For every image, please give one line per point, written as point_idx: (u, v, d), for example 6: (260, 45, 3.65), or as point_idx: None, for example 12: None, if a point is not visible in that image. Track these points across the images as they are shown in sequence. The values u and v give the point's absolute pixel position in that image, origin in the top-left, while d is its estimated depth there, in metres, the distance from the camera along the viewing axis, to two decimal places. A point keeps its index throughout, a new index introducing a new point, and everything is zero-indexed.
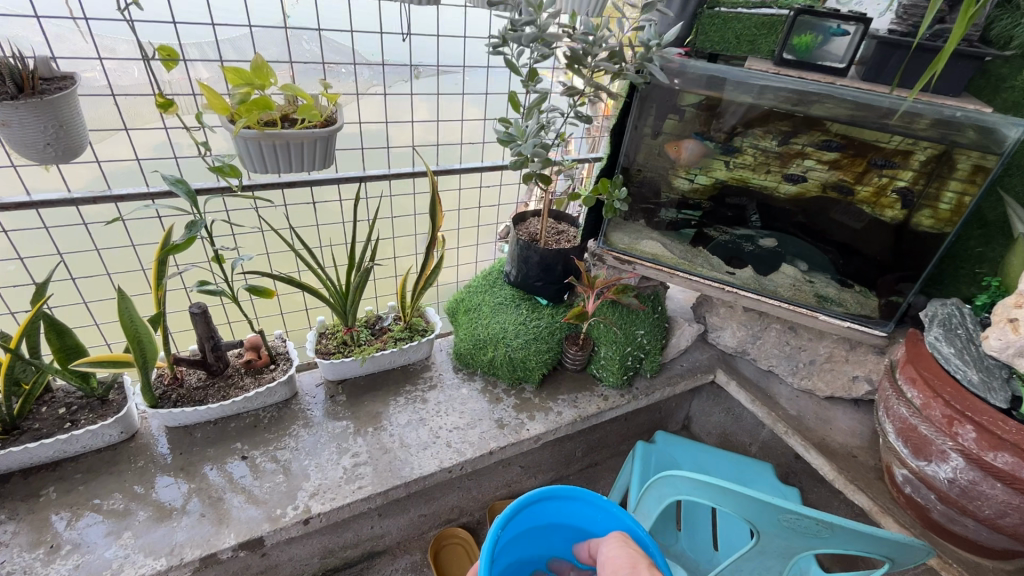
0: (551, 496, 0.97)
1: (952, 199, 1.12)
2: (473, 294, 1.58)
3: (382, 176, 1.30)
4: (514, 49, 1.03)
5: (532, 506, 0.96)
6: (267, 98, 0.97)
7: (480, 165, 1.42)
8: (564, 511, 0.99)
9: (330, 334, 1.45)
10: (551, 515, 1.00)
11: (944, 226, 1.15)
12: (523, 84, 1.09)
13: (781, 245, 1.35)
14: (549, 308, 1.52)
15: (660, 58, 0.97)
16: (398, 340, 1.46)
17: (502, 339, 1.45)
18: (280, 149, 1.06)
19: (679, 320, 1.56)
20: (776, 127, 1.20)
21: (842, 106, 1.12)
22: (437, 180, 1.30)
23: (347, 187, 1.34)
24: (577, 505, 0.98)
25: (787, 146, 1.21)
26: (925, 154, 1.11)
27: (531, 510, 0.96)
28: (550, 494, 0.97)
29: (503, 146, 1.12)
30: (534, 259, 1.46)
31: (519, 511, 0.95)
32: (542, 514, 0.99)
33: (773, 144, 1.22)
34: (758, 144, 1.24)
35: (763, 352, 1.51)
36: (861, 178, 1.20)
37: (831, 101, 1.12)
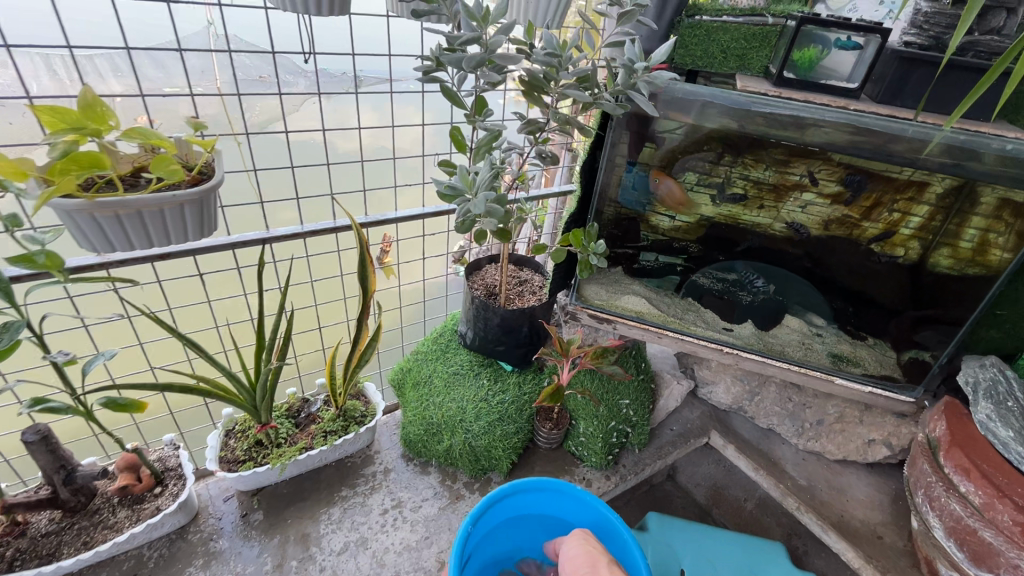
0: (525, 486, 0.96)
1: (974, 236, 0.96)
2: (422, 362, 1.31)
3: (293, 234, 1.01)
4: (453, 74, 0.77)
5: (508, 496, 0.96)
6: (98, 152, 0.68)
7: (421, 212, 1.16)
8: (540, 502, 0.99)
9: (239, 433, 1.14)
10: (528, 504, 1.00)
11: (965, 267, 0.98)
12: (468, 120, 0.84)
13: (782, 292, 1.15)
14: (515, 376, 1.27)
15: (647, 85, 0.73)
16: (329, 433, 1.16)
17: (460, 421, 1.18)
18: (129, 224, 0.74)
19: (665, 377, 1.35)
20: (772, 156, 1.00)
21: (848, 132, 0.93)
22: (364, 236, 1.02)
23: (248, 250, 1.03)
24: (550, 493, 0.98)
25: (782, 173, 1.02)
26: (942, 186, 0.93)
27: (505, 501, 0.96)
28: (525, 484, 0.97)
29: (446, 201, 0.84)
30: (494, 321, 1.20)
31: (491, 504, 0.93)
32: (518, 504, 0.98)
33: (766, 173, 1.03)
34: (748, 174, 1.04)
35: (762, 409, 1.31)
36: (869, 214, 1.02)
37: (837, 127, 0.92)
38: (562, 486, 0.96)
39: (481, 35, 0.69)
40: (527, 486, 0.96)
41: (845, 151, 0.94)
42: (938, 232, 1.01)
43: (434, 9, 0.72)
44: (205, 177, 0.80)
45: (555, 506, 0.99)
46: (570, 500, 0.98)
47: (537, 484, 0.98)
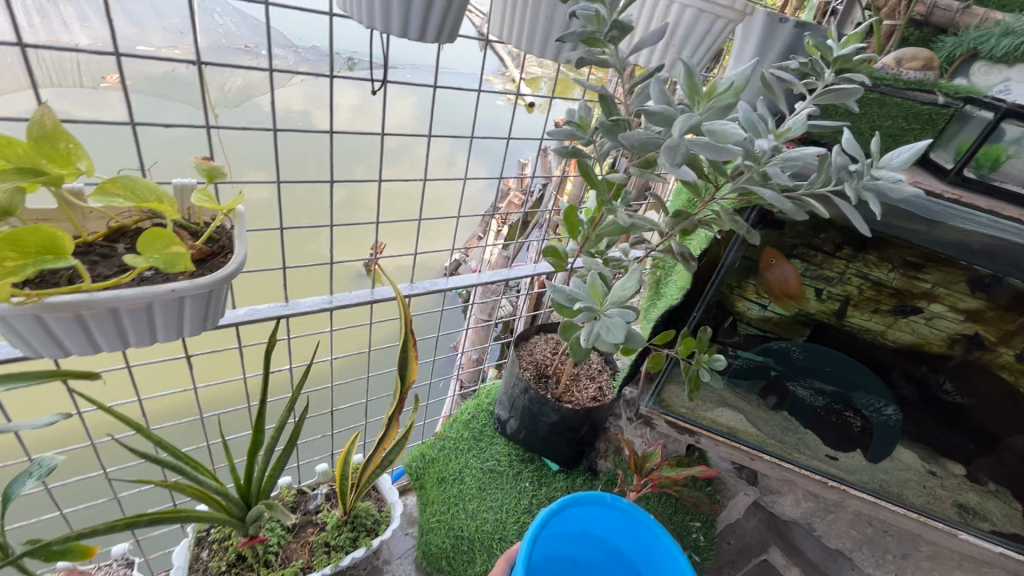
0: (605, 505, 0.81)
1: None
2: (449, 451, 1.07)
3: (318, 309, 0.76)
4: (604, 149, 0.55)
5: (582, 510, 0.80)
6: (56, 229, 0.42)
7: (478, 280, 0.92)
8: (623, 538, 0.81)
9: (216, 544, 0.88)
10: (599, 532, 0.82)
11: None
12: (598, 203, 0.61)
13: (893, 426, 0.97)
14: (564, 478, 1.05)
15: (879, 205, 0.52)
16: (333, 549, 0.92)
17: (498, 539, 0.96)
18: (97, 323, 0.48)
19: (728, 484, 1.16)
20: (902, 255, 0.83)
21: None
22: (415, 319, 0.77)
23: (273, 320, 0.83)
24: (630, 524, 0.80)
25: (913, 280, 0.85)
26: None
27: (576, 517, 0.80)
28: (608, 503, 0.80)
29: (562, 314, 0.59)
30: (552, 420, 0.98)
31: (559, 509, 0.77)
32: (590, 530, 0.81)
33: (894, 275, 0.85)
34: (868, 273, 0.87)
35: (834, 530, 1.15)
36: (1014, 340, 0.84)
37: (1015, 246, 0.74)
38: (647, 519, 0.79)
39: (699, 118, 0.43)
40: (608, 506, 0.80)
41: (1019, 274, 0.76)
42: None
43: (595, 58, 0.50)
44: (215, 249, 0.55)
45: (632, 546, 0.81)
46: (649, 542, 0.79)
47: (611, 505, 0.80)
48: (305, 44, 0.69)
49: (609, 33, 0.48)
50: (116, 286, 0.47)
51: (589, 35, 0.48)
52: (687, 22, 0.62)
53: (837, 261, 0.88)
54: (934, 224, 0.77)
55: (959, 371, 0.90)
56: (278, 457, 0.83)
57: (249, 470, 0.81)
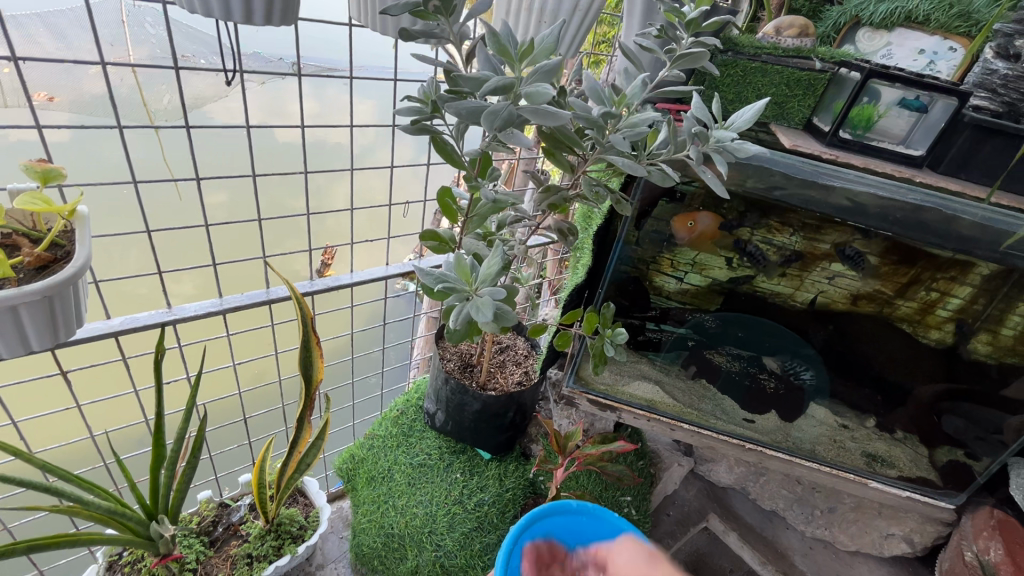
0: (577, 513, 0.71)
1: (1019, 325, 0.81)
2: (378, 450, 1.06)
3: (205, 313, 0.73)
4: (453, 124, 0.55)
5: (549, 519, 0.70)
6: None
7: (384, 273, 0.90)
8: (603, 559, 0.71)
9: (128, 567, 0.85)
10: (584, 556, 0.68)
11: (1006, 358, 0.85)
12: (466, 183, 0.61)
13: (818, 387, 1.00)
14: (495, 466, 1.05)
15: (723, 164, 0.52)
16: (256, 559, 0.89)
17: (428, 533, 0.95)
18: None
19: (662, 457, 1.17)
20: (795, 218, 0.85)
21: (899, 206, 0.78)
22: (308, 315, 0.75)
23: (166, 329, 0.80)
24: (618, 539, 0.69)
25: (809, 242, 0.87)
26: (992, 270, 0.79)
27: (545, 532, 0.69)
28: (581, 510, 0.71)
29: (437, 298, 0.59)
30: (474, 408, 0.97)
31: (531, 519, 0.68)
32: (570, 553, 0.68)
33: (790, 238, 0.87)
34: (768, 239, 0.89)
35: (766, 492, 1.18)
36: (903, 291, 0.87)
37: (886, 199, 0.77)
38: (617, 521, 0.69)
39: (515, 82, 0.44)
40: (580, 513, 0.71)
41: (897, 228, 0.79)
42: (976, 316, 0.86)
43: (430, 31, 0.49)
44: (57, 255, 0.53)
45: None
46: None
47: (588, 514, 0.71)
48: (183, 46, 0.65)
49: (432, 4, 0.47)
50: None
51: (416, 7, 0.47)
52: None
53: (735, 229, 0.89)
54: (815, 184, 0.80)
55: (860, 327, 0.94)
56: (183, 470, 0.80)
57: (151, 487, 0.78)
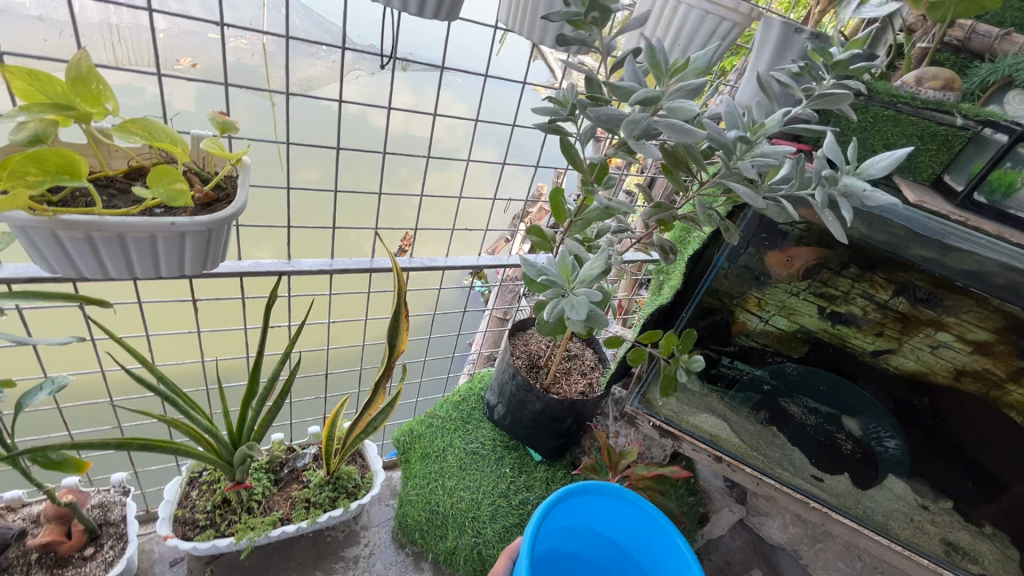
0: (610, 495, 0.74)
1: None
2: (436, 429, 1.10)
3: (317, 271, 0.80)
4: (583, 129, 0.57)
5: (585, 497, 0.73)
6: (75, 153, 0.47)
7: (475, 262, 0.94)
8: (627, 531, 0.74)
9: (206, 485, 0.94)
10: (600, 520, 0.75)
11: None
12: (580, 188, 0.64)
13: (900, 460, 0.94)
14: (544, 469, 1.06)
15: (850, 208, 0.52)
16: (312, 505, 0.96)
17: (471, 519, 0.98)
18: (106, 245, 0.53)
19: (714, 498, 1.15)
20: (907, 277, 0.81)
21: None
22: (405, 290, 0.81)
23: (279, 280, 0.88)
24: (635, 517, 0.73)
25: (918, 304, 0.82)
26: None
27: (586, 504, 0.73)
28: (614, 493, 0.74)
29: (534, 290, 0.62)
30: (536, 408, 0.99)
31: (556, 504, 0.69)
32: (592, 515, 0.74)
33: (898, 297, 0.83)
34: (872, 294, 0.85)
35: (819, 560, 1.11)
36: (1016, 377, 0.80)
37: (1016, 273, 0.71)
38: (660, 518, 0.71)
39: (660, 96, 0.46)
40: (612, 495, 0.73)
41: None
42: None
43: (581, 39, 0.52)
44: (220, 195, 0.60)
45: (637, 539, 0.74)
46: (654, 542, 0.73)
47: (620, 497, 0.74)
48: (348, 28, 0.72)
49: (590, 15, 0.50)
50: (126, 215, 0.52)
51: (574, 16, 0.50)
52: (692, 23, 0.66)
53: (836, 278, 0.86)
54: (936, 243, 0.76)
55: (960, 406, 0.87)
56: (269, 409, 0.88)
57: (240, 417, 0.86)
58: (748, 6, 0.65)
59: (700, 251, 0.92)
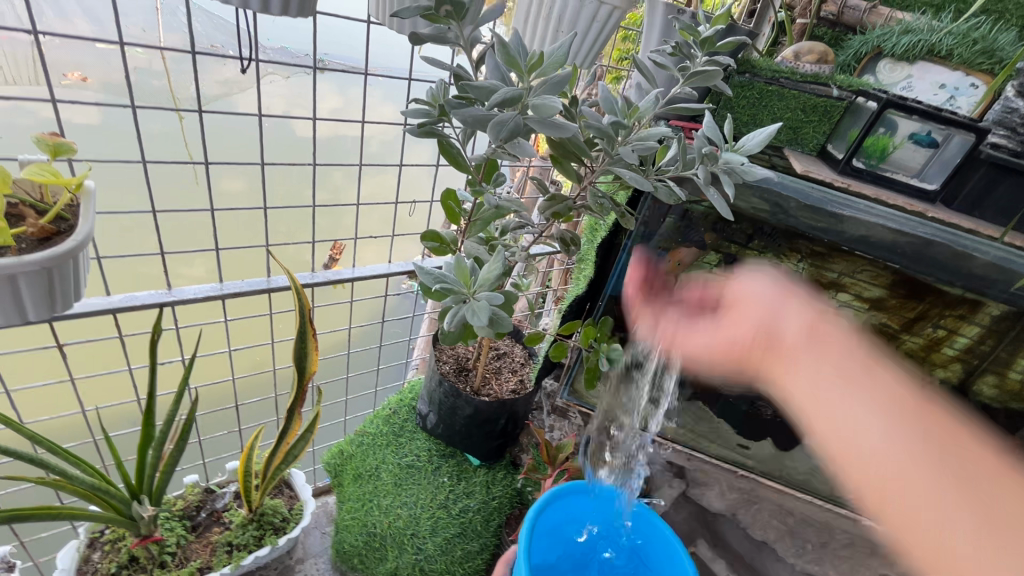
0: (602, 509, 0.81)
1: None
2: (366, 448, 1.05)
3: (205, 298, 0.74)
4: (460, 128, 0.54)
5: (572, 497, 0.80)
6: None
7: (386, 270, 0.90)
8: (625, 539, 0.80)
9: (109, 546, 0.84)
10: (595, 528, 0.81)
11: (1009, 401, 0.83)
12: (470, 187, 0.61)
13: None
14: (483, 472, 1.04)
15: (731, 185, 0.52)
16: (236, 548, 0.89)
17: (410, 535, 0.94)
18: None
19: (654, 476, 1.17)
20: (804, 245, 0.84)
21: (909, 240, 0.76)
22: (307, 308, 0.76)
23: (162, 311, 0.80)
24: (615, 513, 0.81)
25: (817, 269, 0.86)
26: (1000, 310, 0.78)
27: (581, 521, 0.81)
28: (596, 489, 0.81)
29: (433, 299, 0.59)
30: (466, 413, 0.96)
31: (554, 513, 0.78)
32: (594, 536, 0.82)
33: (797, 265, 0.87)
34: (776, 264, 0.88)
35: (757, 521, 1.16)
36: (909, 326, 0.86)
37: (895, 232, 0.76)
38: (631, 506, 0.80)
39: (523, 94, 0.44)
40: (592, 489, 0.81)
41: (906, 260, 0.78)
42: (981, 356, 0.85)
43: (440, 35, 0.49)
44: (60, 228, 0.53)
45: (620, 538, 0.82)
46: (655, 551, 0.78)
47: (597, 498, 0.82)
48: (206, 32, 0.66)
49: (443, 8, 0.47)
50: None
51: (427, 11, 0.47)
52: (571, 10, 0.65)
53: (741, 252, 0.89)
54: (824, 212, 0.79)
55: None
56: (171, 453, 0.80)
57: (136, 467, 0.78)
58: None
59: (610, 238, 0.92)
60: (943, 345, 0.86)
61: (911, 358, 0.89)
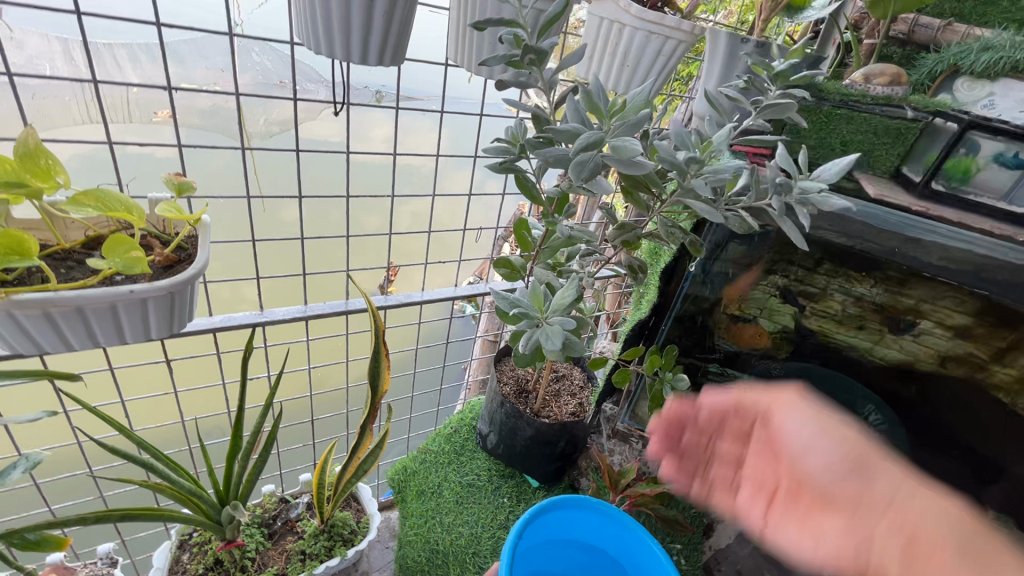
0: (593, 509, 0.75)
1: None
2: (429, 466, 1.08)
3: (293, 318, 0.80)
4: (537, 162, 0.58)
5: (566, 510, 0.74)
6: (23, 232, 0.47)
7: (453, 293, 0.94)
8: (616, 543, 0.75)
9: (196, 549, 0.91)
10: (580, 533, 0.77)
11: None
12: (542, 217, 0.64)
13: (897, 451, 0.93)
14: (542, 495, 1.04)
15: (809, 215, 0.52)
16: (308, 557, 0.93)
17: (472, 555, 0.95)
18: (64, 321, 0.52)
19: (717, 507, 1.13)
20: (879, 271, 0.82)
21: (999, 265, 0.73)
22: (383, 327, 0.81)
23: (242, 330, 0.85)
24: (613, 528, 0.75)
25: (897, 297, 0.83)
26: None
27: (570, 520, 0.75)
28: (597, 508, 0.75)
29: (506, 325, 0.61)
30: (526, 434, 0.98)
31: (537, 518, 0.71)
32: (584, 535, 0.77)
33: (874, 292, 0.84)
34: (851, 290, 0.86)
35: None
36: (1002, 357, 0.81)
37: (983, 256, 0.72)
38: (631, 526, 0.73)
39: (604, 136, 0.47)
40: (595, 510, 0.75)
41: (996, 286, 0.74)
42: None
43: (522, 78, 0.53)
44: (180, 256, 0.60)
45: (608, 545, 0.76)
46: (635, 555, 0.74)
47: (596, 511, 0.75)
48: (306, 79, 0.74)
49: (527, 56, 0.51)
50: (82, 288, 0.52)
51: (511, 57, 0.51)
52: (638, 45, 0.69)
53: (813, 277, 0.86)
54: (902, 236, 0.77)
55: (947, 391, 0.88)
56: (255, 462, 0.86)
57: (225, 473, 0.84)
58: (690, 24, 0.68)
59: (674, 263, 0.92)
60: None
61: (1005, 391, 0.84)
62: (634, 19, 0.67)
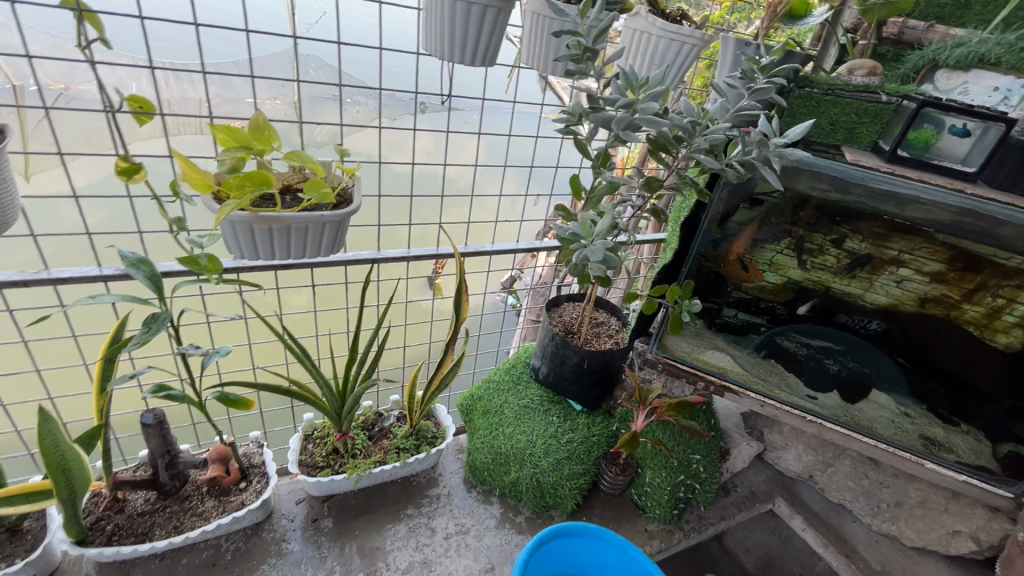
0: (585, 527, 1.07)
1: None
2: (493, 393, 1.33)
3: (401, 257, 1.07)
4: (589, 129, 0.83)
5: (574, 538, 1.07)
6: (268, 172, 0.74)
7: (516, 247, 1.20)
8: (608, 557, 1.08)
9: (318, 439, 1.19)
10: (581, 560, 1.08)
11: None
12: (591, 171, 0.89)
13: (885, 379, 1.12)
14: (583, 415, 1.28)
15: (778, 160, 0.76)
16: (402, 450, 1.20)
17: (529, 456, 1.20)
18: (278, 236, 0.81)
19: (733, 436, 1.35)
20: (862, 226, 1.02)
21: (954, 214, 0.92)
22: (466, 265, 1.07)
23: (357, 268, 1.12)
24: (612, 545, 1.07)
25: (880, 247, 1.02)
26: None
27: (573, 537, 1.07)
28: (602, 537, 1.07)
29: (563, 245, 0.87)
30: (572, 360, 1.22)
31: (543, 541, 1.02)
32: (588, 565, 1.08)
33: (860, 243, 1.04)
34: (841, 243, 1.05)
35: (833, 483, 1.28)
36: (970, 296, 0.99)
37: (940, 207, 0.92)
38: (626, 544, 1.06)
39: (634, 104, 0.74)
40: (595, 538, 1.07)
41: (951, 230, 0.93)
42: None
43: (580, 71, 0.79)
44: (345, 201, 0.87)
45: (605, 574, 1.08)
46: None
47: (600, 537, 1.08)
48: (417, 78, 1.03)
49: (586, 55, 0.77)
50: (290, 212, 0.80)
51: (575, 56, 0.77)
52: (662, 49, 0.93)
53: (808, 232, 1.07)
54: (878, 194, 0.97)
55: (926, 326, 1.07)
56: (367, 371, 1.13)
57: (346, 375, 1.12)
58: (702, 32, 0.91)
59: (692, 218, 1.14)
60: (1005, 312, 0.98)
61: (975, 325, 1.01)
62: (659, 30, 0.92)
